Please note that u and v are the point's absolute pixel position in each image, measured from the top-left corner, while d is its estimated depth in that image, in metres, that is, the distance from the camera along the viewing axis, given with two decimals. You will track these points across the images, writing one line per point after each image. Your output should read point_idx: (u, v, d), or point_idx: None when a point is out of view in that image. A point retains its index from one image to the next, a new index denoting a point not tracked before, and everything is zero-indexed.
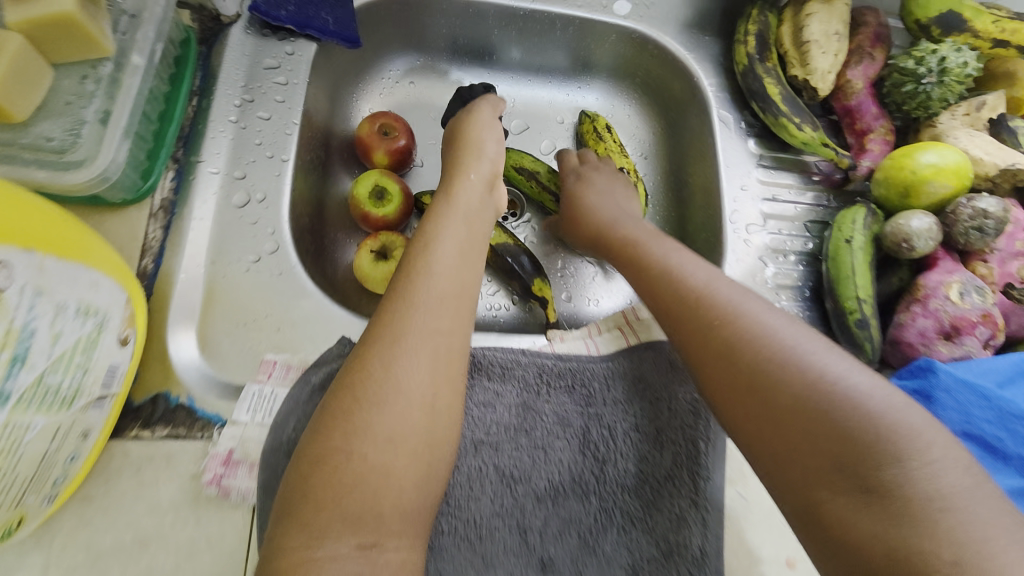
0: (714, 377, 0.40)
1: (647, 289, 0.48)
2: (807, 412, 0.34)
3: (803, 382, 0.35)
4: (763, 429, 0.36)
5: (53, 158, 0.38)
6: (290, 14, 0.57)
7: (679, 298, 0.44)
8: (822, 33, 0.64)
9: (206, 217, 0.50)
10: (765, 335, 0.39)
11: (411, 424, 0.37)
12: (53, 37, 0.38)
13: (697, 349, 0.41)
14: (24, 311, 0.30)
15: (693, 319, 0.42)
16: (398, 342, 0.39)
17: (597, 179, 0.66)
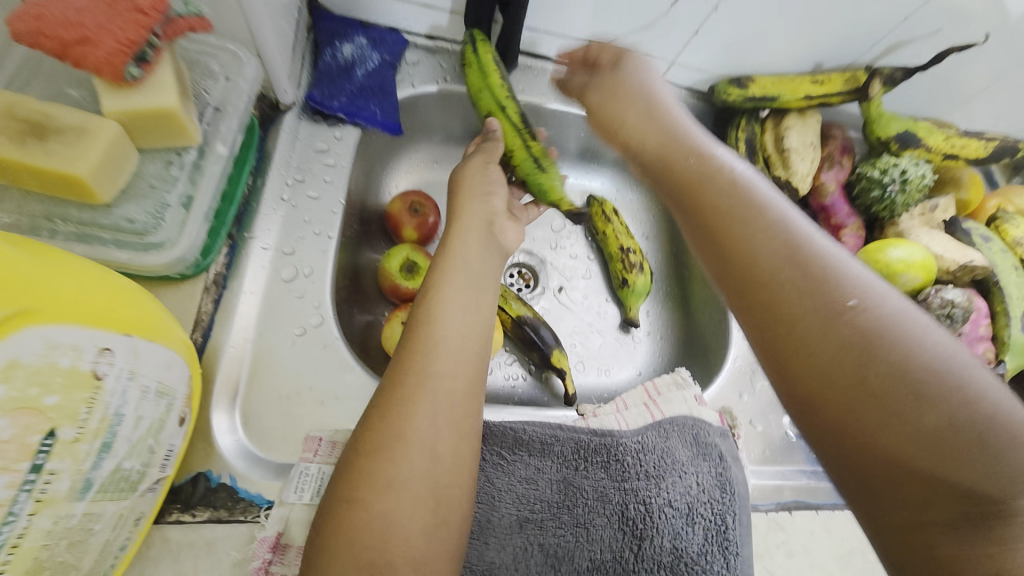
0: (816, 378, 0.33)
1: (726, 249, 0.37)
2: (919, 412, 0.29)
3: (921, 380, 0.30)
4: (866, 431, 0.30)
5: (134, 240, 0.39)
6: (342, 104, 0.62)
7: (772, 273, 0.35)
8: (799, 142, 0.74)
9: (257, 291, 0.52)
10: (885, 327, 0.32)
11: (420, 472, 0.41)
12: (148, 126, 0.39)
13: (793, 340, 0.34)
14: (118, 397, 0.30)
15: (787, 298, 0.34)
16: (397, 392, 0.43)
17: (632, 81, 0.51)
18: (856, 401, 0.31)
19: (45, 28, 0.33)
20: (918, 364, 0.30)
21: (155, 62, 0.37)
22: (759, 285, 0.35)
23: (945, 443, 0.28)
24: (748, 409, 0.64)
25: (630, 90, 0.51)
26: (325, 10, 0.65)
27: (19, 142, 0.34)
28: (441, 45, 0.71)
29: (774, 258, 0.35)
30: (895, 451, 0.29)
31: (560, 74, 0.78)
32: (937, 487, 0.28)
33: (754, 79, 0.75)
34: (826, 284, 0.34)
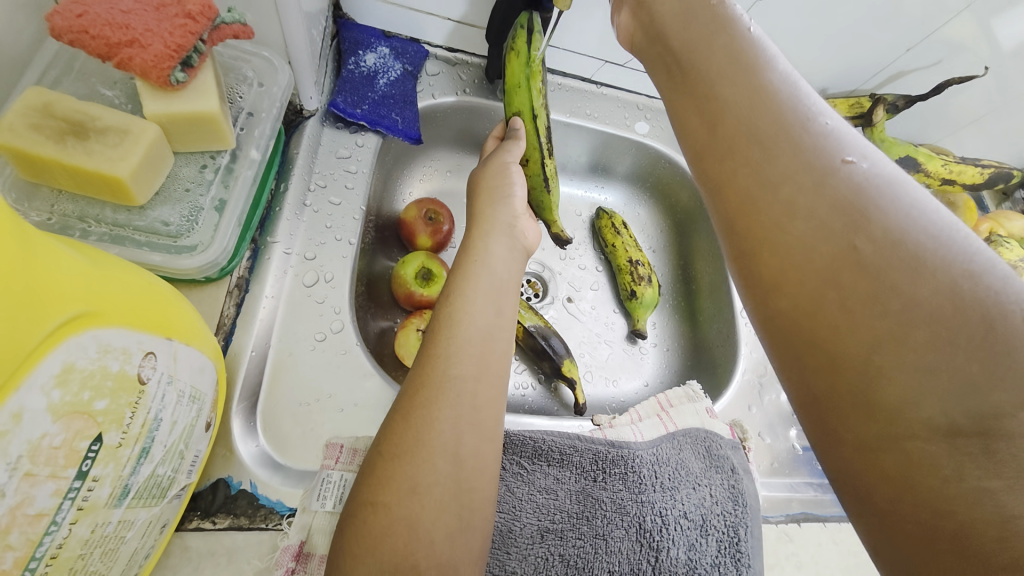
0: (789, 251, 0.28)
1: (716, 120, 0.32)
2: (901, 298, 0.25)
3: (911, 265, 0.25)
4: (828, 314, 0.26)
5: (167, 242, 0.39)
6: (365, 112, 0.62)
7: (757, 134, 0.30)
8: None
9: (279, 296, 0.51)
10: (873, 199, 0.27)
11: (443, 476, 0.40)
12: (186, 130, 0.39)
13: (759, 215, 0.29)
14: (157, 402, 0.30)
15: (757, 169, 0.29)
16: (418, 395, 0.43)
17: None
18: (822, 279, 0.26)
19: (90, 27, 0.33)
20: (902, 242, 0.26)
21: (198, 67, 0.37)
22: (730, 158, 0.31)
23: (917, 334, 0.24)
24: (757, 421, 0.65)
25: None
26: (350, 20, 0.67)
27: (59, 141, 0.33)
28: (461, 58, 0.73)
29: (771, 126, 0.30)
30: (850, 334, 0.25)
31: (575, 89, 0.80)
32: (909, 407, 0.24)
33: None
34: (809, 154, 0.29)
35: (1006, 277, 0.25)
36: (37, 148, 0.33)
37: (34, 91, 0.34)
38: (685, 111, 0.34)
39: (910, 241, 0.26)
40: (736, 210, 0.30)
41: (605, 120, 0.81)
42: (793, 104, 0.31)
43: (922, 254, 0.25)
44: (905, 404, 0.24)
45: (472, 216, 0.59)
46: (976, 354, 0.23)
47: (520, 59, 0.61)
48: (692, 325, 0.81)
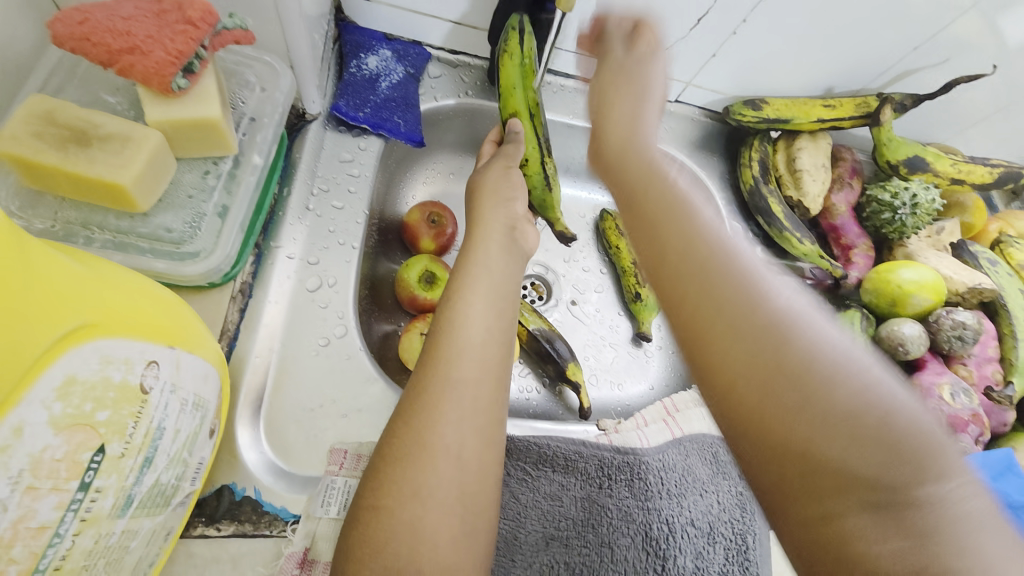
0: (734, 368, 0.31)
1: (659, 254, 0.37)
2: (827, 416, 0.28)
3: (829, 380, 0.28)
4: (766, 420, 0.29)
5: (169, 248, 0.38)
6: (367, 115, 0.62)
7: (685, 260, 0.35)
8: (811, 164, 0.76)
9: (282, 301, 0.51)
10: (791, 323, 0.31)
11: (446, 481, 0.40)
12: (188, 136, 0.39)
13: (706, 328, 0.33)
14: (160, 411, 0.30)
15: (698, 287, 0.34)
16: (420, 398, 0.43)
17: (630, 106, 0.51)
18: (762, 386, 0.30)
19: (92, 34, 0.33)
20: (830, 363, 0.29)
21: (199, 74, 0.37)
22: (675, 276, 0.35)
23: (848, 441, 0.27)
24: None
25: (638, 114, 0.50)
26: (352, 23, 0.66)
27: (62, 149, 0.33)
28: (463, 59, 0.72)
29: (698, 255, 0.35)
30: (796, 440, 0.28)
31: (578, 90, 0.79)
32: (844, 488, 0.26)
33: (768, 102, 0.77)
34: (739, 276, 0.33)
35: (890, 393, 0.28)
36: (40, 156, 0.33)
37: (38, 99, 0.34)
38: (637, 231, 0.40)
39: (838, 360, 0.29)
40: (686, 335, 0.34)
41: None
42: (717, 245, 0.36)
43: (849, 372, 0.28)
44: (848, 470, 0.26)
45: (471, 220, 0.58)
46: (892, 458, 0.26)
47: (514, 60, 0.61)
48: None
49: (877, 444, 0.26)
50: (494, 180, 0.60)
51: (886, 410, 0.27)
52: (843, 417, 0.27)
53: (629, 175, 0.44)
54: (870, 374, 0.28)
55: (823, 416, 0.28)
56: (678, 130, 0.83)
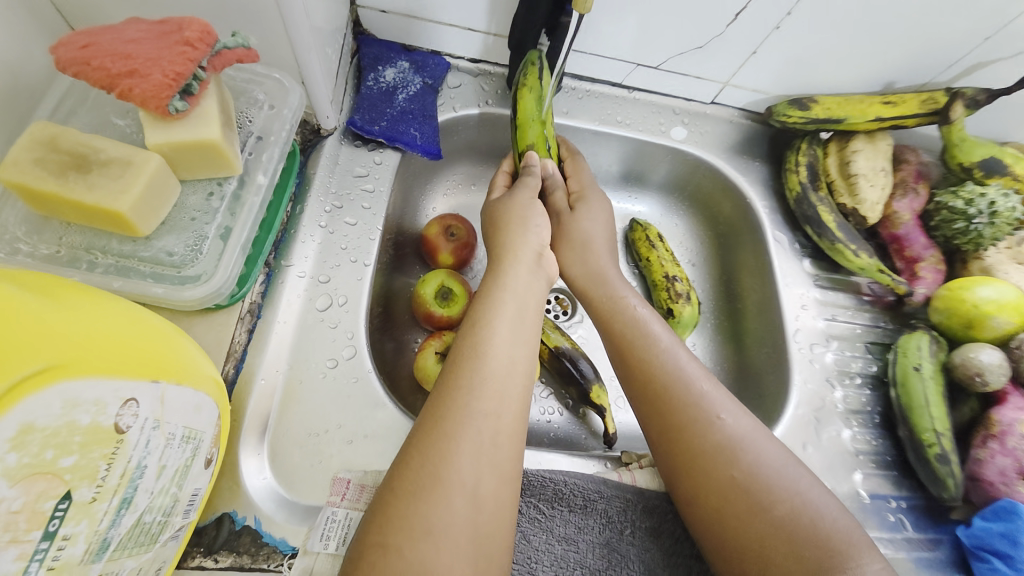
0: (704, 494, 0.42)
1: (637, 385, 0.48)
2: (762, 516, 0.40)
3: (762, 488, 0.40)
4: (724, 522, 0.41)
5: (171, 273, 0.38)
6: (383, 129, 0.61)
7: (656, 392, 0.47)
8: (869, 168, 0.69)
9: (290, 321, 0.50)
10: (737, 443, 0.43)
11: (461, 522, 0.36)
12: (190, 158, 0.38)
13: (679, 452, 0.44)
14: (140, 448, 0.29)
15: (665, 416, 0.46)
16: (434, 424, 0.40)
17: (588, 228, 0.61)
18: (719, 498, 0.42)
19: (93, 58, 0.33)
20: (761, 480, 0.41)
21: (199, 95, 0.36)
22: (651, 404, 0.47)
23: (777, 540, 0.38)
24: (815, 462, 0.58)
25: (587, 237, 0.60)
26: (371, 36, 0.65)
27: (62, 176, 0.33)
28: (483, 68, 0.70)
29: (668, 387, 0.47)
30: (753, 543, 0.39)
31: (606, 95, 0.75)
32: None
33: (817, 99, 0.70)
34: (695, 407, 0.45)
35: (803, 491, 0.40)
36: (40, 183, 0.33)
37: (41, 125, 0.34)
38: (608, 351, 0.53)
39: (765, 477, 0.41)
40: (668, 448, 0.45)
41: (638, 127, 0.75)
42: (675, 373, 0.47)
43: (775, 488, 0.40)
44: None
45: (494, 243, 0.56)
46: (814, 550, 0.37)
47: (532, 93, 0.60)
48: (736, 347, 0.73)
49: (795, 541, 0.38)
50: (518, 204, 0.58)
51: (801, 516, 0.39)
52: (780, 521, 0.39)
53: (596, 307, 0.56)
54: (787, 485, 0.40)
55: (760, 521, 0.39)
56: (714, 134, 0.77)
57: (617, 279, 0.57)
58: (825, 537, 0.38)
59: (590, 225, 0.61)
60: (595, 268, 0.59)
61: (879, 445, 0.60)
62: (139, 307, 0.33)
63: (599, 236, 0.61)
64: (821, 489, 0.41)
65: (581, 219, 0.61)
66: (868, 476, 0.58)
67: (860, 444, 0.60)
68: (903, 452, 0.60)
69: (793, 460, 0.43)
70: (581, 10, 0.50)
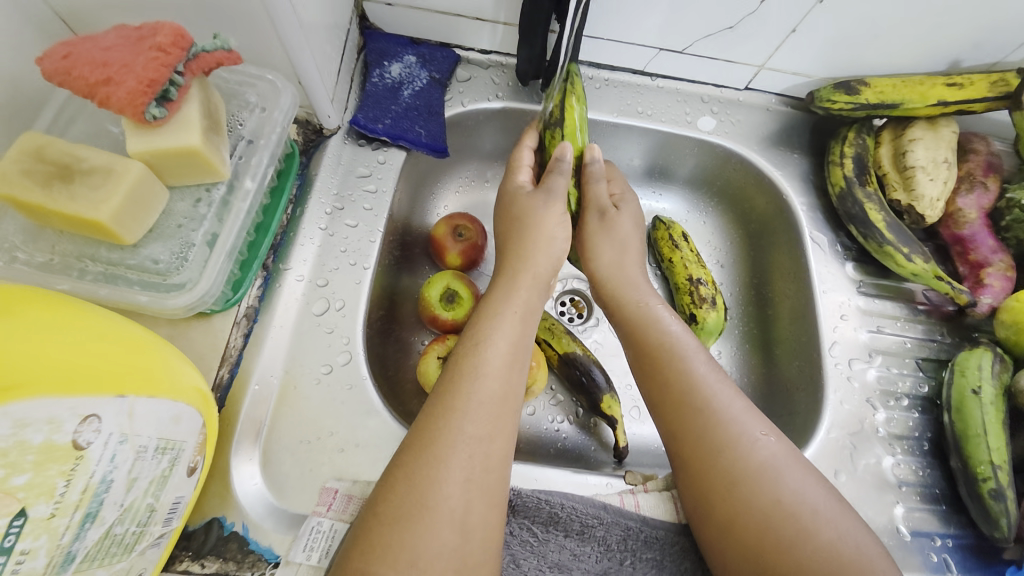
0: (740, 513, 0.38)
1: (668, 394, 0.44)
2: (805, 542, 0.36)
3: (805, 513, 0.37)
4: (764, 552, 0.37)
5: (156, 280, 0.38)
6: (386, 127, 0.59)
7: (689, 401, 0.43)
8: (928, 159, 0.60)
9: (287, 325, 0.50)
10: (778, 464, 0.40)
11: (449, 552, 0.34)
12: (174, 166, 0.37)
13: (714, 471, 0.40)
14: (104, 463, 0.28)
15: (702, 431, 0.42)
16: (423, 444, 0.37)
17: (625, 226, 0.57)
18: (760, 525, 0.37)
19: (74, 67, 0.33)
20: (807, 505, 0.38)
21: (179, 100, 0.36)
22: (682, 417, 0.43)
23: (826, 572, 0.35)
24: (848, 493, 0.52)
25: (625, 237, 0.57)
26: (377, 30, 0.63)
27: (46, 186, 0.34)
28: (495, 59, 0.66)
29: (706, 397, 0.43)
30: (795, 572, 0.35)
31: (626, 84, 0.69)
32: None
33: (868, 82, 0.62)
34: (735, 423, 0.41)
35: (846, 519, 0.37)
36: (25, 194, 0.33)
37: (29, 135, 0.34)
38: (634, 356, 0.49)
39: (811, 502, 0.38)
40: (699, 464, 0.41)
41: (661, 118, 0.69)
42: (710, 383, 0.44)
43: (820, 514, 0.37)
44: None
45: (505, 255, 0.52)
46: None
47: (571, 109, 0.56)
48: (766, 357, 0.67)
49: (846, 572, 0.35)
50: (545, 217, 0.52)
51: (848, 546, 0.36)
52: (826, 548, 0.36)
53: (622, 311, 0.52)
54: (832, 514, 0.37)
55: (807, 550, 0.36)
56: (747, 123, 0.70)
57: (648, 288, 0.54)
58: (870, 569, 0.35)
59: (625, 226, 0.57)
60: (626, 276, 0.55)
61: (927, 476, 0.54)
62: (128, 322, 0.35)
63: (634, 242, 0.58)
64: (861, 524, 0.38)
65: (624, 219, 0.57)
66: (910, 510, 0.52)
67: (904, 473, 0.54)
68: (954, 485, 0.53)
69: (833, 491, 0.39)
70: None
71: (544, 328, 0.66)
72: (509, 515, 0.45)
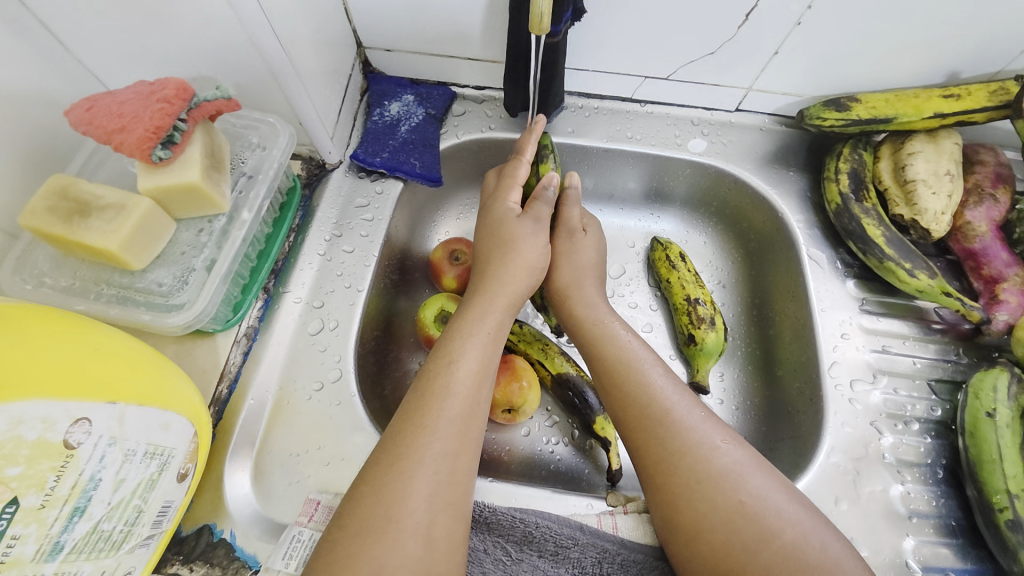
0: (706, 522, 0.40)
1: (629, 410, 0.47)
2: (769, 545, 0.38)
3: (765, 517, 0.39)
4: (730, 556, 0.39)
5: (160, 301, 0.43)
6: (384, 160, 0.64)
7: (649, 416, 0.45)
8: (930, 172, 0.58)
9: (283, 344, 0.53)
10: (734, 471, 0.42)
11: (413, 561, 0.35)
12: (179, 199, 0.43)
13: (676, 480, 0.42)
14: (94, 462, 0.32)
15: (664, 441, 0.44)
16: (390, 460, 0.38)
17: (586, 255, 0.59)
18: (725, 530, 0.39)
19: (94, 119, 0.39)
20: (768, 506, 0.40)
21: (182, 143, 0.41)
22: (645, 429, 0.45)
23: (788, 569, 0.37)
24: (851, 523, 0.50)
25: (585, 262, 0.59)
26: (380, 73, 0.68)
27: (67, 220, 0.39)
28: (489, 94, 0.70)
29: (666, 413, 0.45)
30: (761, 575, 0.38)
31: (616, 111, 0.70)
32: None
33: (859, 98, 0.61)
34: (696, 431, 0.44)
35: (803, 521, 0.39)
36: (48, 227, 0.39)
37: (57, 178, 0.40)
38: (595, 376, 0.51)
39: (770, 504, 0.40)
40: (663, 478, 0.43)
41: (651, 141, 0.70)
42: (664, 398, 0.46)
43: (782, 513, 0.40)
44: None
45: (483, 274, 0.54)
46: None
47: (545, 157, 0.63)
48: (770, 379, 0.65)
49: (806, 568, 0.37)
50: (528, 246, 0.55)
51: (808, 542, 0.38)
52: (788, 547, 0.38)
53: (583, 331, 0.54)
54: (792, 512, 0.40)
55: (770, 550, 0.38)
56: (741, 143, 0.69)
57: (604, 307, 0.56)
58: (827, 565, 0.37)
59: (586, 253, 0.59)
60: (582, 294, 0.57)
61: (942, 507, 0.51)
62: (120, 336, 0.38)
63: (592, 264, 0.59)
64: (819, 519, 0.40)
65: (586, 246, 0.60)
66: (922, 543, 0.50)
67: (916, 503, 0.51)
68: (971, 516, 0.51)
69: (794, 493, 0.42)
70: (540, 29, 0.49)
71: (537, 349, 0.65)
72: (483, 533, 0.45)
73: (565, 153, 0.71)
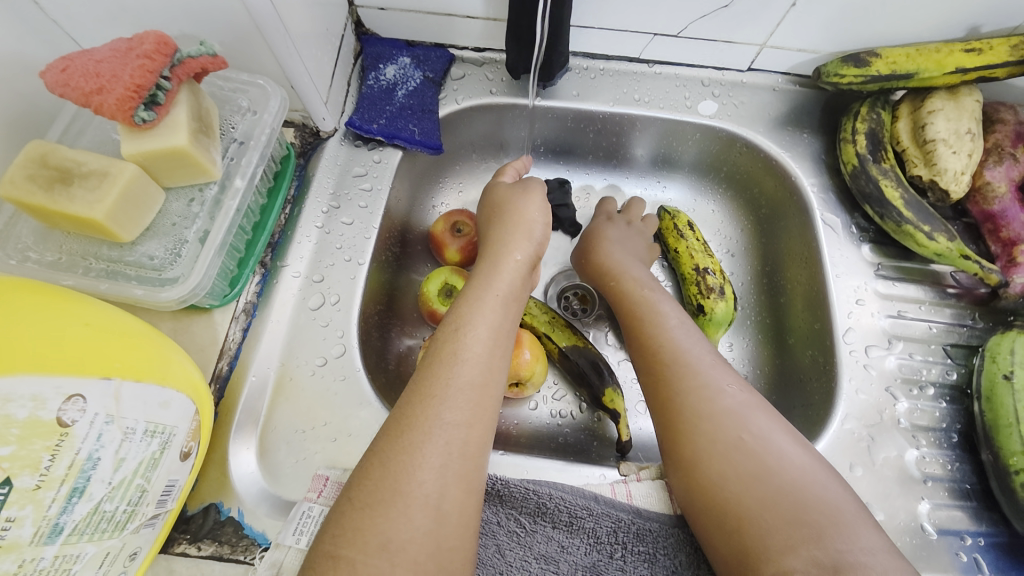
0: (704, 456, 0.40)
1: (648, 351, 0.47)
2: (767, 481, 0.37)
3: (765, 458, 0.39)
4: (728, 489, 0.38)
5: (153, 276, 0.41)
6: (381, 127, 0.60)
7: (662, 358, 0.45)
8: (950, 130, 0.56)
9: (283, 320, 0.52)
10: (738, 411, 0.41)
11: (421, 534, 0.34)
12: (166, 166, 0.40)
13: (681, 415, 0.42)
14: (90, 441, 0.31)
15: (674, 380, 0.44)
16: (404, 421, 0.38)
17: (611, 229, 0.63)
18: (722, 464, 0.39)
19: (69, 80, 0.36)
20: (769, 447, 0.39)
21: (167, 105, 0.39)
22: (655, 370, 0.45)
23: (786, 506, 0.36)
24: (866, 488, 0.50)
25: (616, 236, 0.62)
26: (373, 35, 0.64)
27: (48, 189, 0.37)
28: (489, 56, 0.66)
29: (681, 353, 0.45)
30: (756, 509, 0.37)
31: (622, 72, 0.67)
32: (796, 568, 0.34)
33: (879, 53, 0.58)
34: (707, 373, 0.43)
35: (802, 463, 0.38)
36: (28, 197, 0.36)
37: (33, 145, 0.37)
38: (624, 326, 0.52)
39: (774, 446, 0.39)
40: (669, 414, 0.43)
41: (660, 104, 0.66)
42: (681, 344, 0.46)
43: (785, 457, 0.39)
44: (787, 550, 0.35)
45: (486, 242, 0.53)
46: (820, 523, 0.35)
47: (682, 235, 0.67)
48: (780, 347, 0.64)
49: (804, 507, 0.36)
50: (526, 202, 0.55)
51: (812, 486, 0.37)
52: (787, 485, 0.37)
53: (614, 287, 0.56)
54: (795, 454, 0.39)
55: (768, 487, 0.37)
56: (754, 104, 0.66)
57: (633, 267, 0.58)
58: (824, 502, 0.36)
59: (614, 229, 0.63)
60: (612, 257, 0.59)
61: (956, 471, 0.51)
62: (104, 307, 0.36)
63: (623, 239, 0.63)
64: (826, 468, 0.39)
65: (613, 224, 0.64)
66: (937, 507, 0.49)
67: (931, 467, 0.51)
68: (985, 480, 0.51)
69: (800, 439, 0.41)
70: None
71: (544, 320, 0.64)
72: (497, 505, 0.44)
73: (570, 118, 0.68)
